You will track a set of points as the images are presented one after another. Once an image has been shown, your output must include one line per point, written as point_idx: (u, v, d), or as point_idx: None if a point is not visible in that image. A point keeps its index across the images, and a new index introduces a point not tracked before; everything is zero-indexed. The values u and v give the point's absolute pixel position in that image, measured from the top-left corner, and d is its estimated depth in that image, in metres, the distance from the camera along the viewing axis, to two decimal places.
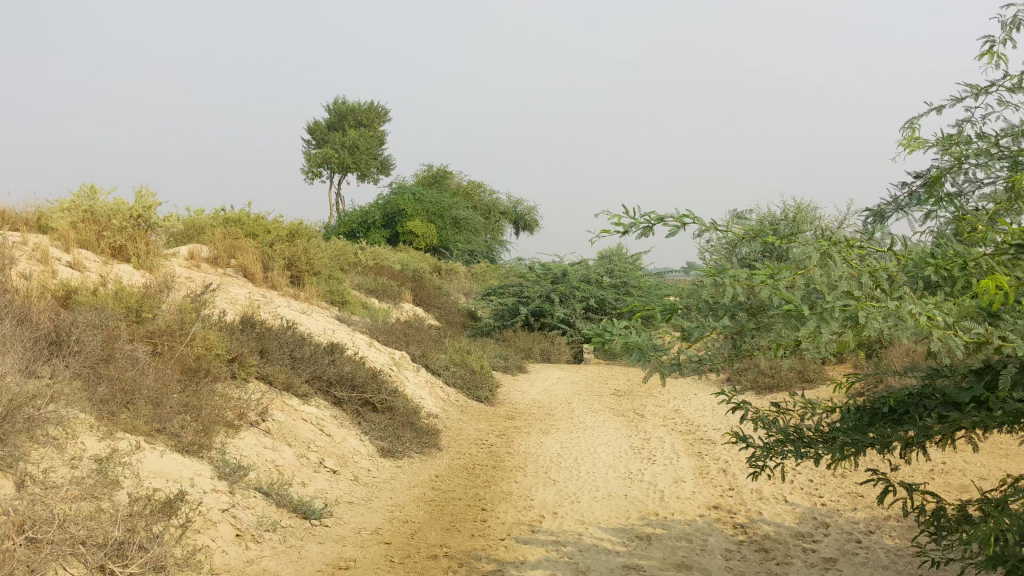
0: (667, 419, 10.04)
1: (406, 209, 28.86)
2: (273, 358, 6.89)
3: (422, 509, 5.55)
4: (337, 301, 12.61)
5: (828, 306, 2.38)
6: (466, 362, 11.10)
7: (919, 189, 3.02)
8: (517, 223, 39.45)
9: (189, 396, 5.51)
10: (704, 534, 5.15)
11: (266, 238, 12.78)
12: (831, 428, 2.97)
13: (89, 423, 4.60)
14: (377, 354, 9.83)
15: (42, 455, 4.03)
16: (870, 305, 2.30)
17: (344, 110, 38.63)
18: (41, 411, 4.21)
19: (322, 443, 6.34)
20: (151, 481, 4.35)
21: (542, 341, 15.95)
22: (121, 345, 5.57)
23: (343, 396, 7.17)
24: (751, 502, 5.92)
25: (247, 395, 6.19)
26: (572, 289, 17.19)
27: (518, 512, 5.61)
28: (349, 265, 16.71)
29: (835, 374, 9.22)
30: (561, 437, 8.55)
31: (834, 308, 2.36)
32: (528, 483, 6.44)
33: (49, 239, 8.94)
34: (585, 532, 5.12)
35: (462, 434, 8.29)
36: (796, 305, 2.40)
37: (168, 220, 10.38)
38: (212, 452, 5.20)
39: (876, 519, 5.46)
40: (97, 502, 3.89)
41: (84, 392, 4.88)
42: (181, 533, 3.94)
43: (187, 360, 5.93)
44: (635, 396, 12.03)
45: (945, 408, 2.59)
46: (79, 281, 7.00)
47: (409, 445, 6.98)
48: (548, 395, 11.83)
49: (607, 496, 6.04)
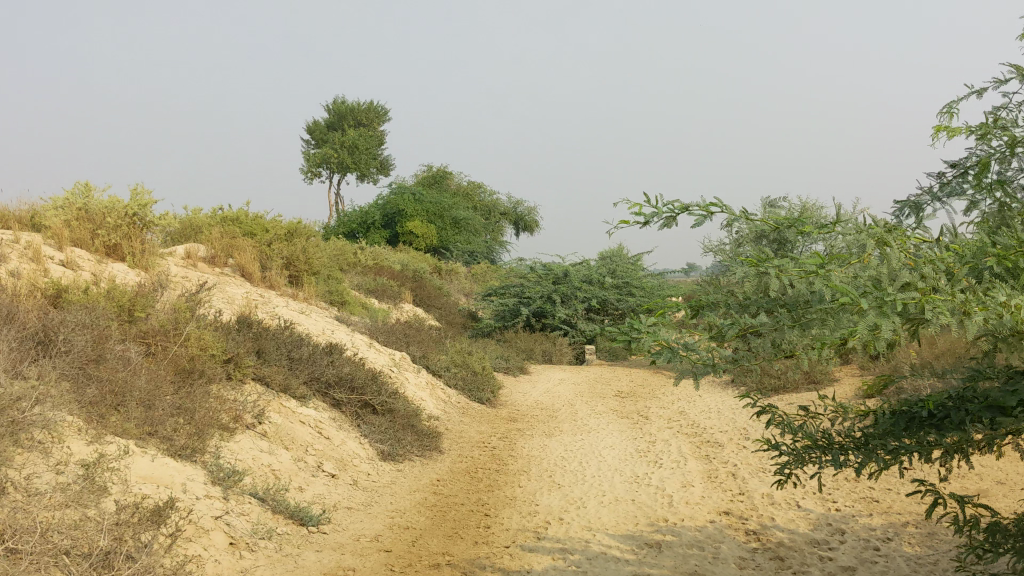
0: (672, 422, 9.85)
1: (406, 209, 28.68)
2: (270, 359, 6.70)
3: (423, 515, 5.36)
4: (336, 301, 12.42)
5: (888, 299, 2.24)
6: (467, 363, 10.92)
7: (959, 179, 2.85)
8: (517, 224, 39.25)
9: (183, 398, 5.32)
10: (715, 541, 4.97)
11: (264, 238, 12.59)
12: (865, 434, 2.80)
13: (77, 427, 4.42)
14: (377, 355, 9.64)
15: (26, 459, 3.85)
16: (936, 298, 2.17)
17: (344, 110, 38.46)
18: (25, 413, 4.02)
19: (320, 446, 6.15)
20: (141, 487, 4.18)
21: (544, 342, 15.76)
22: (112, 345, 5.38)
23: (343, 398, 6.98)
24: (763, 507, 5.74)
25: (243, 396, 6.01)
26: (573, 289, 17.00)
27: (522, 518, 5.42)
28: (349, 265, 16.53)
29: (844, 376, 9.02)
30: (565, 440, 8.36)
31: (895, 301, 2.22)
32: (532, 487, 6.25)
33: (41, 237, 8.76)
34: (593, 539, 4.94)
35: (463, 437, 8.10)
36: (853, 298, 2.26)
37: (164, 218, 10.19)
38: (206, 456, 5.02)
39: (893, 525, 5.27)
40: (83, 510, 3.72)
41: (72, 394, 4.70)
42: (171, 542, 3.75)
43: (182, 360, 5.74)
44: (639, 398, 11.84)
45: (991, 412, 2.42)
46: (71, 280, 6.81)
47: (409, 448, 6.79)
48: (550, 397, 11.64)
49: (614, 501, 5.86)
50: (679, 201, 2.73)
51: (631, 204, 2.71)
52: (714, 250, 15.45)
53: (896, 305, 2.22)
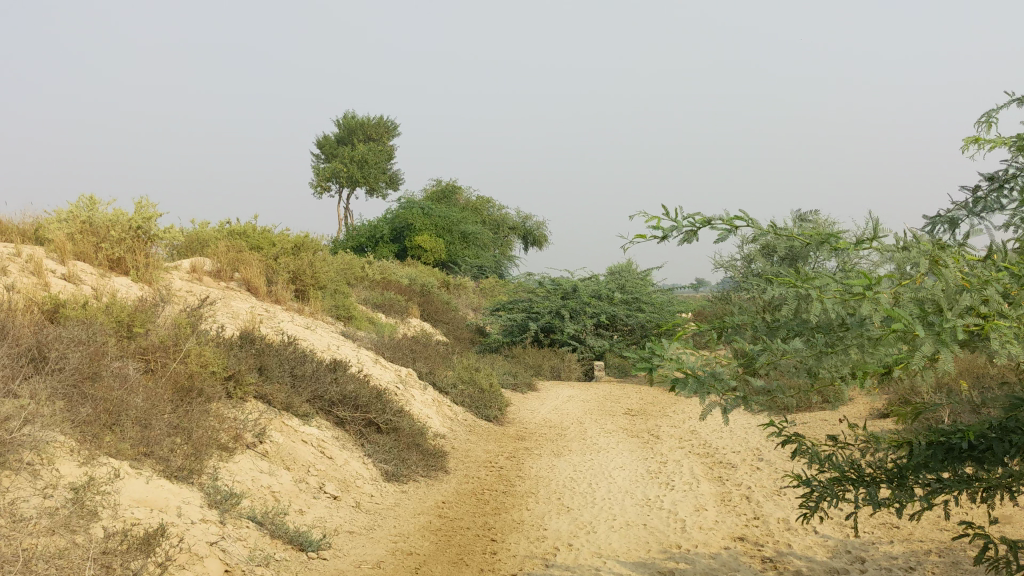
0: (683, 441, 9.65)
1: (414, 223, 28.57)
2: (272, 376, 6.54)
3: (427, 540, 5.18)
4: (343, 316, 12.27)
5: (946, 325, 2.13)
6: (474, 380, 10.74)
7: (997, 194, 2.71)
8: (526, 240, 39.15)
9: (181, 416, 5.17)
10: (730, 570, 4.79)
11: (269, 252, 12.46)
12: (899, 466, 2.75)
13: (69, 448, 4.27)
14: (382, 372, 9.48)
15: (11, 483, 3.70)
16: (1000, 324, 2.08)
17: (354, 125, 38.45)
18: (14, 434, 3.88)
19: (322, 466, 5.98)
20: (132, 511, 4.02)
21: (552, 358, 15.57)
22: (109, 362, 5.24)
23: (346, 415, 6.81)
24: (779, 533, 5.55)
25: (243, 415, 5.85)
26: (582, 305, 16.82)
27: (529, 543, 5.24)
28: (356, 280, 16.39)
29: (860, 395, 8.81)
30: (573, 460, 8.17)
31: (955, 328, 2.12)
32: (540, 510, 6.07)
33: (44, 250, 8.64)
34: (603, 567, 4.75)
35: (470, 457, 7.92)
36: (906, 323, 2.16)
37: (169, 232, 10.06)
38: (203, 477, 4.86)
39: (916, 553, 5.07)
40: (70, 537, 3.56)
41: (65, 412, 4.55)
42: (160, 572, 3.59)
43: (180, 377, 5.59)
44: (649, 416, 11.64)
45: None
46: (71, 294, 6.68)
47: (414, 469, 6.61)
48: (559, 414, 11.44)
49: (625, 526, 5.67)
50: (702, 214, 2.61)
51: (651, 217, 2.59)
52: (725, 266, 15.27)
53: (955, 332, 2.11)
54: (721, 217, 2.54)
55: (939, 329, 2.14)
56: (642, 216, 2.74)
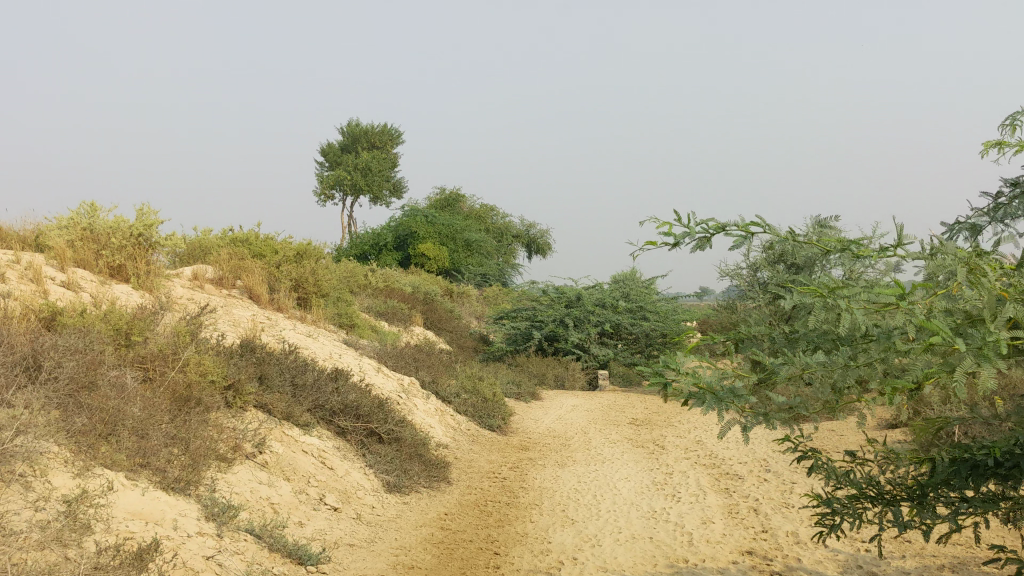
0: (689, 452, 9.54)
1: (418, 231, 28.51)
2: (273, 385, 6.45)
3: (430, 553, 5.07)
4: (345, 324, 12.18)
5: (987, 340, 2.07)
6: (478, 389, 10.63)
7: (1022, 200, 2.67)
8: (529, 248, 39.07)
9: (178, 427, 5.07)
10: None
11: (272, 259, 12.38)
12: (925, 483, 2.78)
13: (63, 459, 4.18)
14: (385, 381, 9.38)
15: (2, 496, 3.61)
16: None
17: (358, 132, 38.44)
18: (5, 445, 3.79)
19: (323, 477, 5.87)
20: (127, 524, 3.93)
21: (556, 366, 15.47)
22: (106, 371, 5.15)
23: (347, 425, 6.71)
24: (788, 547, 5.45)
25: (243, 425, 5.75)
26: (586, 313, 16.71)
27: (533, 557, 5.13)
28: (359, 288, 16.31)
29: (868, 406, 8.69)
30: (578, 471, 8.06)
31: (997, 342, 2.06)
32: (544, 523, 5.96)
33: (44, 257, 8.57)
34: None
35: (473, 467, 7.82)
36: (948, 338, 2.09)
37: (170, 239, 9.97)
38: (201, 489, 4.76)
39: (929, 569, 4.96)
40: (62, 551, 3.47)
41: (60, 423, 4.47)
42: None
43: (179, 387, 5.49)
44: (654, 426, 11.52)
45: None
46: (70, 302, 6.60)
47: (417, 480, 6.51)
48: (563, 424, 11.33)
49: (631, 539, 5.56)
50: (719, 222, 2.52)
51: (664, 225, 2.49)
52: (730, 275, 15.17)
53: (998, 346, 2.05)
54: (737, 223, 2.49)
55: (981, 343, 2.06)
56: (653, 221, 2.69)
